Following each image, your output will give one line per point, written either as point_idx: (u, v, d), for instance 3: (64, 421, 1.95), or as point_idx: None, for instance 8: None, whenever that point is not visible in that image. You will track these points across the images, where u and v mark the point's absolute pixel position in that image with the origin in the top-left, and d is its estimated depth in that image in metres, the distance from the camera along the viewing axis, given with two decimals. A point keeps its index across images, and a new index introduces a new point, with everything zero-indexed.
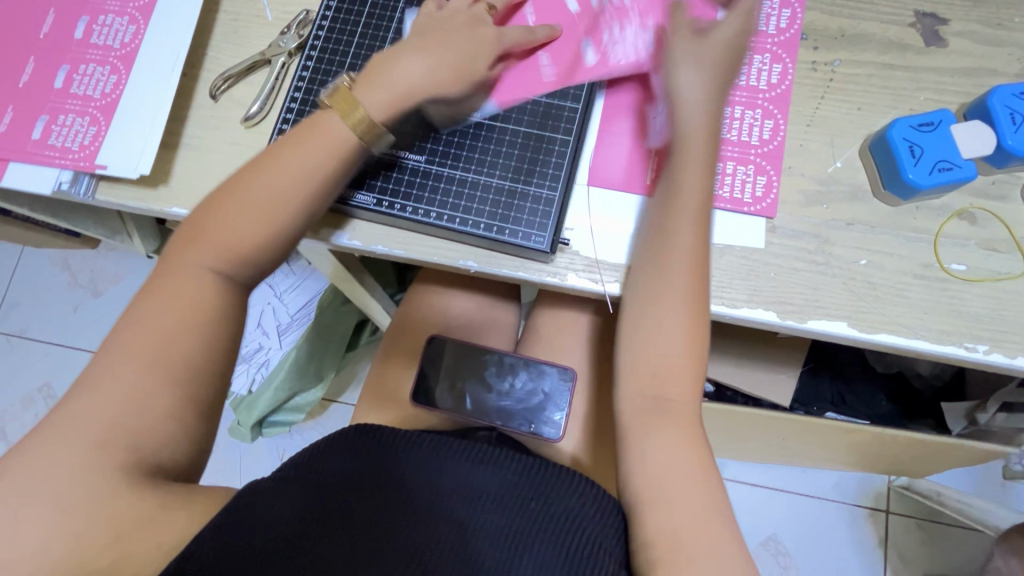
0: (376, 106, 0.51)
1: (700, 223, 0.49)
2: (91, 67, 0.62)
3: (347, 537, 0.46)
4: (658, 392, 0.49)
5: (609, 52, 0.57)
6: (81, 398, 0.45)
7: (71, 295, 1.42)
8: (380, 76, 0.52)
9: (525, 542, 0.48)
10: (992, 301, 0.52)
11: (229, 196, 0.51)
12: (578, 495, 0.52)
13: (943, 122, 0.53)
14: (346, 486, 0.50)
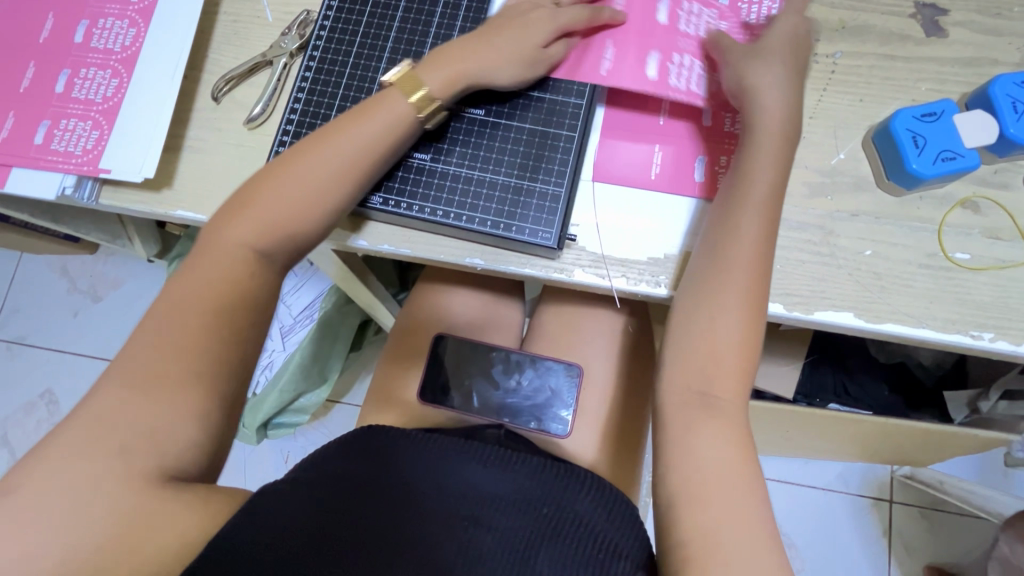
0: (435, 85, 0.54)
1: (764, 221, 0.50)
2: (92, 71, 0.62)
3: (374, 536, 0.46)
4: (697, 385, 0.49)
5: (670, 73, 0.56)
6: (93, 401, 0.45)
7: (71, 301, 1.42)
8: (440, 56, 0.55)
9: (546, 540, 0.49)
10: (996, 289, 0.53)
11: (275, 196, 0.51)
12: (592, 500, 0.55)
13: (946, 112, 0.53)
14: (365, 491, 0.50)
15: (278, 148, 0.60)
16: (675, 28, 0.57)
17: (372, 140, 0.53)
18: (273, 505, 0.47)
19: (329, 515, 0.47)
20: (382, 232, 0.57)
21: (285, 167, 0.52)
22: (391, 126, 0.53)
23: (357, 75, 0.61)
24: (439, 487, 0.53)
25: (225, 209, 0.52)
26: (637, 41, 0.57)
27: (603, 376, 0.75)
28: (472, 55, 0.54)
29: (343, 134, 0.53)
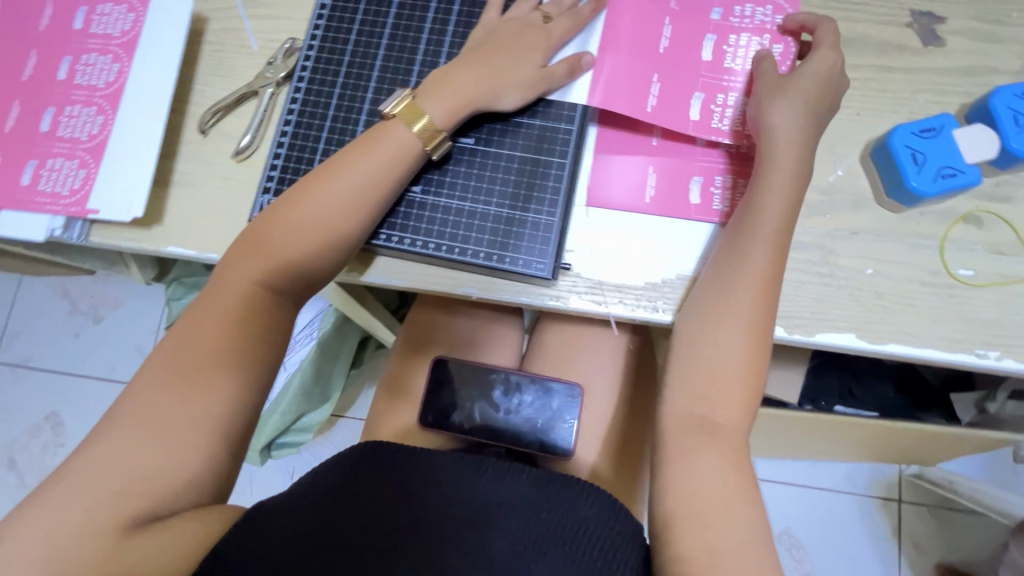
0: (442, 113, 0.53)
1: (772, 244, 0.50)
2: (77, 109, 0.62)
3: (367, 549, 0.45)
4: (701, 409, 0.48)
5: (714, 116, 0.56)
6: (82, 456, 0.43)
7: (72, 323, 1.42)
8: (443, 82, 0.54)
9: (540, 550, 0.47)
10: (1001, 305, 0.52)
11: (286, 233, 0.51)
12: (592, 503, 0.52)
13: (945, 127, 0.52)
14: (361, 500, 0.49)
15: (267, 182, 0.59)
16: (720, 66, 0.57)
17: (382, 174, 0.52)
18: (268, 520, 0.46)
19: (323, 530, 0.46)
20: (381, 266, 0.57)
21: (285, 207, 0.52)
22: (399, 154, 0.53)
23: (344, 105, 0.60)
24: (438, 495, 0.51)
25: (248, 237, 0.51)
26: (681, 81, 0.56)
27: (606, 395, 0.74)
28: (471, 79, 0.54)
29: (353, 164, 0.52)
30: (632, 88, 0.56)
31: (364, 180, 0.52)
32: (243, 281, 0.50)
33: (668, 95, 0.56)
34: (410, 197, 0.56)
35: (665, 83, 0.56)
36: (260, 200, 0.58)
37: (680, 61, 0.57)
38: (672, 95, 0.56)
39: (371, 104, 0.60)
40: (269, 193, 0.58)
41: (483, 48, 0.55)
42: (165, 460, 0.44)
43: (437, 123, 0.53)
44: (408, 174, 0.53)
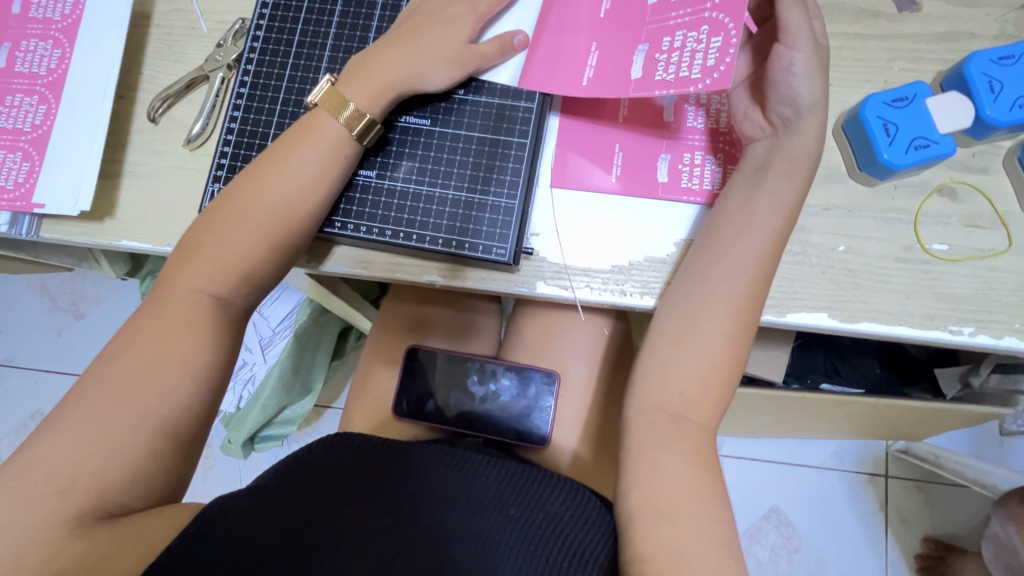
0: (364, 98, 0.51)
1: (747, 228, 0.48)
2: (18, 98, 0.59)
3: (326, 548, 0.43)
4: (670, 401, 0.47)
5: (659, 67, 0.48)
6: (20, 460, 0.41)
7: (53, 320, 1.40)
8: (365, 68, 0.51)
9: (507, 549, 0.45)
10: (977, 280, 0.50)
11: (233, 229, 0.48)
12: (563, 500, 0.50)
13: (917, 96, 0.50)
14: (324, 494, 0.47)
15: (217, 171, 0.56)
16: (666, 9, 0.49)
17: (320, 162, 0.50)
18: (226, 517, 0.43)
19: (284, 527, 0.44)
20: (342, 256, 0.55)
21: (233, 198, 0.49)
22: (330, 141, 0.50)
23: (296, 88, 0.58)
24: (403, 493, 0.49)
25: (198, 230, 0.49)
26: (626, 39, 0.51)
27: (583, 382, 0.72)
28: (394, 61, 0.51)
29: (290, 155, 0.50)
30: (564, 58, 0.53)
31: (306, 170, 0.50)
32: (192, 276, 0.48)
33: (606, 62, 0.51)
34: (365, 183, 0.54)
35: (603, 50, 0.51)
36: (210, 190, 0.56)
37: (623, 20, 0.51)
38: (611, 60, 0.51)
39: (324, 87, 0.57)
40: (219, 182, 0.56)
41: (403, 29, 0.53)
42: (109, 464, 0.42)
43: (360, 108, 0.51)
44: (349, 163, 0.52)
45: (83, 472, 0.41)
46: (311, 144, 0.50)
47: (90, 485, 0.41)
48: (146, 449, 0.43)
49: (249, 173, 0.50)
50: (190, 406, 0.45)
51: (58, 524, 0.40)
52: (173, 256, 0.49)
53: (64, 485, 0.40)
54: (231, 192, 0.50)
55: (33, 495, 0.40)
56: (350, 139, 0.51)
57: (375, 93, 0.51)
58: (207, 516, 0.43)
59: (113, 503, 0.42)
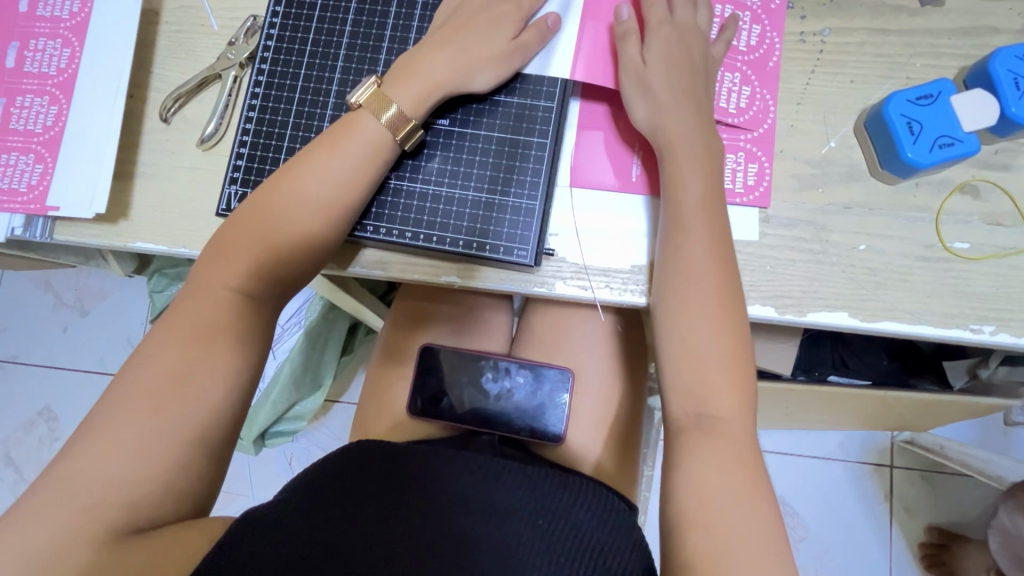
0: (410, 100, 0.51)
1: None
2: (28, 99, 0.58)
3: (359, 558, 0.44)
4: (697, 404, 0.46)
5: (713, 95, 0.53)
6: (52, 467, 0.42)
7: (58, 317, 1.39)
8: (411, 70, 0.51)
9: (536, 557, 0.46)
10: (998, 278, 0.50)
11: (257, 236, 0.49)
12: (586, 508, 0.51)
13: (942, 93, 0.49)
14: (351, 502, 0.48)
15: (234, 172, 0.56)
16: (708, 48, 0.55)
17: (361, 165, 0.50)
18: (259, 530, 0.44)
19: (315, 536, 0.45)
20: (365, 258, 0.55)
21: (263, 203, 0.49)
22: (373, 143, 0.50)
23: (310, 89, 0.57)
24: (432, 500, 0.49)
25: (222, 239, 0.49)
26: None
27: (598, 380, 0.71)
28: (440, 62, 0.51)
29: (333, 158, 0.49)
30: (603, 66, 0.54)
31: (343, 172, 0.49)
32: (216, 282, 0.48)
33: None
34: (396, 186, 0.54)
35: None
36: (227, 192, 0.55)
37: None
38: None
39: (339, 87, 0.57)
40: (236, 183, 0.56)
41: (450, 28, 0.53)
42: (138, 471, 0.42)
43: (404, 110, 0.50)
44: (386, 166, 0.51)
45: (115, 479, 0.41)
46: (351, 146, 0.50)
47: (122, 492, 0.41)
48: (176, 454, 0.43)
49: (281, 175, 0.50)
50: (218, 411, 0.46)
51: (93, 532, 0.40)
52: (198, 263, 0.49)
53: (96, 493, 0.41)
54: (262, 196, 0.49)
55: (66, 503, 0.40)
56: (393, 141, 0.51)
57: (419, 96, 0.51)
58: (236, 527, 0.44)
59: (145, 509, 0.42)
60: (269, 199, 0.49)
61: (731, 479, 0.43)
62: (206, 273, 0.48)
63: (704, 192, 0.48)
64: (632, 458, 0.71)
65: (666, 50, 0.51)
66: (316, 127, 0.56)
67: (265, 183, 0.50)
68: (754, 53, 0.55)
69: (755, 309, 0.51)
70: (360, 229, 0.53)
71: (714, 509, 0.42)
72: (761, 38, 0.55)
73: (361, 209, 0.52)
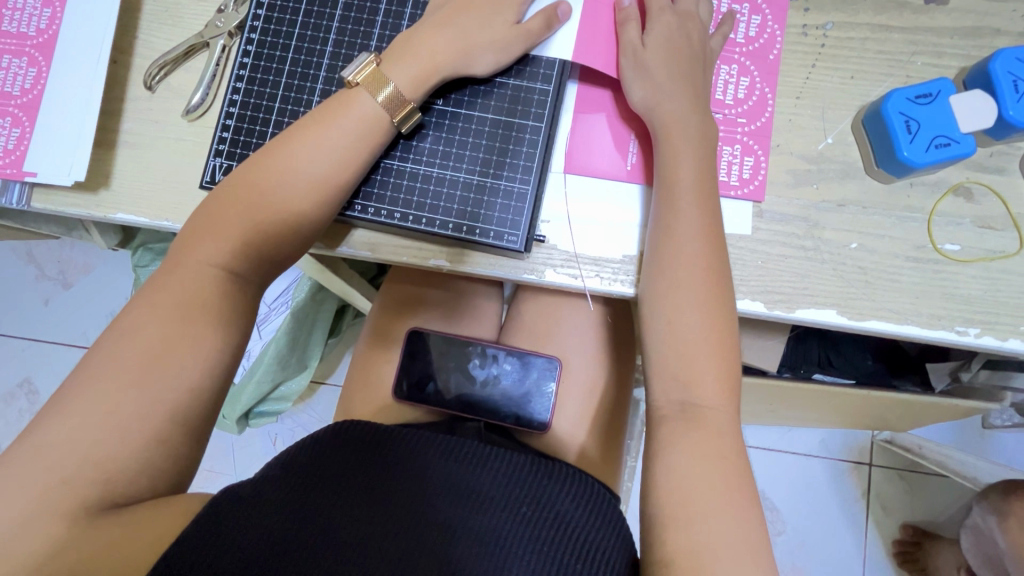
0: (408, 81, 0.49)
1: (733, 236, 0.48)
2: (6, 59, 0.56)
3: (339, 540, 0.43)
4: (682, 399, 0.46)
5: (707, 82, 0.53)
6: (25, 441, 0.41)
7: (40, 289, 1.36)
8: (408, 48, 0.50)
9: (518, 544, 0.46)
10: (985, 282, 0.51)
11: (244, 210, 0.47)
12: (571, 497, 0.51)
13: (942, 93, 0.49)
14: (332, 488, 0.47)
15: (219, 145, 0.54)
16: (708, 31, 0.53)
17: (351, 142, 0.49)
18: (238, 511, 0.43)
19: (295, 524, 0.44)
20: (357, 240, 0.54)
21: (251, 178, 0.48)
22: (366, 119, 0.49)
23: (302, 61, 0.55)
24: (413, 486, 0.49)
25: (206, 214, 0.48)
26: None
27: (585, 370, 0.71)
28: (439, 42, 0.50)
29: (325, 134, 0.48)
30: (602, 49, 0.53)
31: (333, 148, 0.48)
32: (200, 257, 0.47)
33: None
34: (387, 165, 0.53)
35: None
36: (212, 164, 0.54)
37: None
38: None
39: (331, 61, 0.55)
40: (222, 156, 0.54)
41: (449, 8, 0.51)
42: (113, 445, 0.41)
43: (404, 92, 0.49)
44: (378, 147, 0.50)
45: (89, 455, 0.40)
46: (344, 121, 0.48)
47: (97, 466, 0.40)
48: (153, 429, 0.42)
49: (269, 151, 0.49)
50: (197, 389, 0.45)
51: (67, 505, 0.39)
52: (182, 237, 0.48)
53: (69, 468, 0.40)
54: (249, 171, 0.48)
55: (38, 478, 0.39)
56: (388, 121, 0.50)
57: (417, 77, 0.49)
58: (212, 507, 0.43)
59: (119, 486, 0.41)
60: (254, 176, 0.48)
61: (715, 474, 0.43)
62: (188, 247, 0.47)
63: (701, 185, 0.48)
64: (616, 449, 0.71)
65: (667, 37, 0.50)
66: (305, 101, 0.55)
67: (253, 159, 0.49)
68: (757, 41, 0.54)
69: (745, 304, 0.51)
70: (350, 209, 0.52)
71: (696, 499, 0.42)
72: (762, 26, 0.54)
73: (352, 188, 0.51)
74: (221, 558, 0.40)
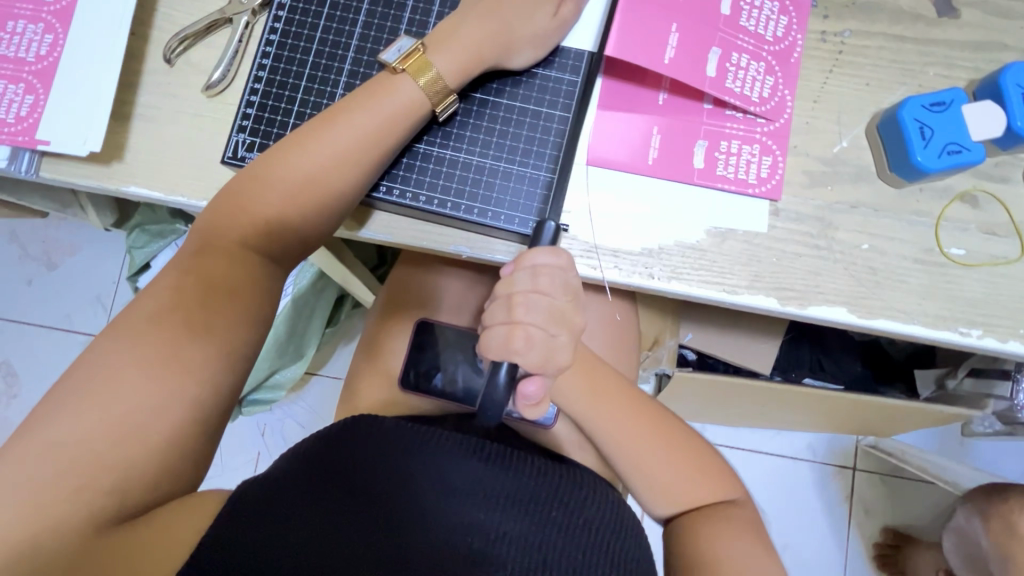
0: (449, 68, 0.50)
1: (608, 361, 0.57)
2: (21, 25, 0.55)
3: (363, 555, 0.41)
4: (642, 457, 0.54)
5: (729, 74, 0.53)
6: (43, 413, 0.40)
7: (23, 269, 1.32)
8: (445, 35, 0.51)
9: (551, 554, 0.44)
10: (988, 285, 0.52)
11: (275, 191, 0.48)
12: (599, 506, 0.50)
13: (954, 102, 0.51)
14: (346, 494, 0.45)
15: (242, 121, 0.54)
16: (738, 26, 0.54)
17: (385, 124, 0.49)
18: (256, 522, 0.41)
19: (307, 532, 0.41)
20: (382, 224, 0.54)
21: (288, 155, 0.48)
22: (405, 104, 0.50)
23: (329, 41, 0.56)
24: (436, 489, 0.46)
25: (234, 194, 0.48)
26: (703, 37, 0.53)
27: None
28: (477, 31, 0.51)
29: (365, 114, 0.49)
30: (628, 42, 0.52)
31: (370, 131, 0.49)
32: (232, 237, 0.47)
33: (685, 46, 0.52)
34: (416, 148, 0.54)
35: (683, 32, 0.53)
36: (234, 140, 0.54)
37: (701, 11, 0.53)
38: (689, 46, 0.53)
39: (360, 43, 0.56)
40: (244, 132, 0.54)
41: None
42: (133, 422, 0.41)
43: (445, 78, 0.50)
44: (410, 131, 0.51)
45: (109, 430, 0.40)
46: (383, 102, 0.49)
47: (119, 441, 0.40)
48: (174, 406, 0.42)
49: (307, 131, 0.49)
50: (218, 366, 0.44)
51: (90, 477, 0.39)
52: (208, 216, 0.48)
53: (92, 441, 0.39)
54: (286, 149, 0.48)
55: (59, 450, 0.39)
56: (426, 105, 0.51)
57: (458, 65, 0.51)
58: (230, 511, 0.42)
59: (139, 461, 0.41)
60: (290, 153, 0.48)
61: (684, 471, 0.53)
62: (215, 227, 0.47)
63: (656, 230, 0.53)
64: None
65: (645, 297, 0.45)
66: (332, 82, 0.55)
67: (289, 137, 0.49)
68: (781, 44, 0.55)
69: (761, 300, 0.52)
70: (380, 191, 0.52)
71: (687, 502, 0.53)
72: (786, 29, 0.55)
73: (381, 168, 0.51)
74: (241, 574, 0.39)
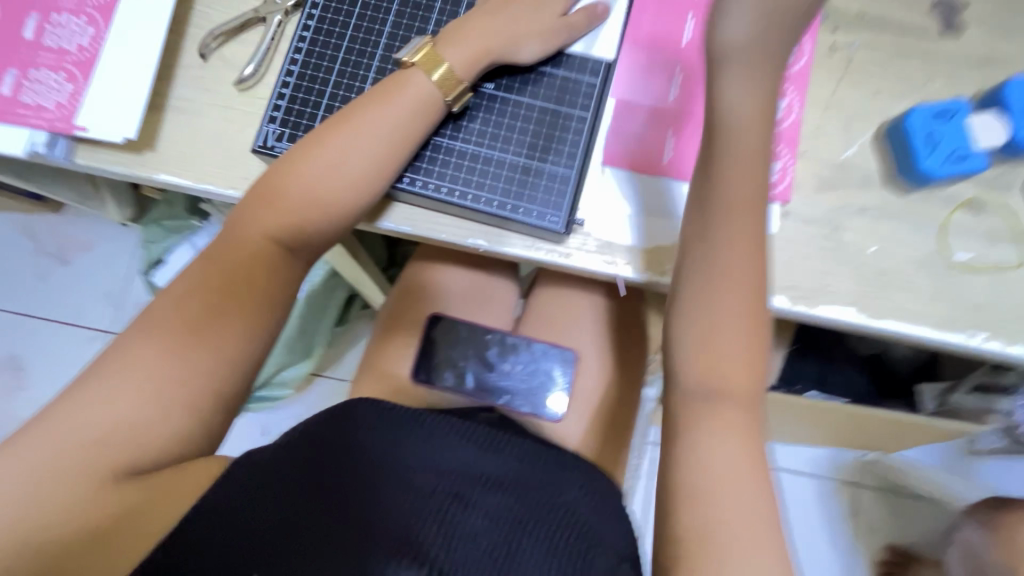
0: (460, 61, 0.52)
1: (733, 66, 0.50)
2: (65, 18, 0.57)
3: (346, 514, 0.43)
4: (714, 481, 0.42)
5: None
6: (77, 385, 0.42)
7: (35, 263, 1.34)
8: (473, 37, 0.53)
9: (531, 524, 0.46)
10: (993, 290, 0.54)
11: (303, 180, 0.49)
12: (583, 489, 0.52)
13: (960, 111, 0.54)
14: (337, 464, 0.47)
15: (273, 112, 0.57)
16: None
17: (408, 120, 0.51)
18: (252, 483, 0.44)
19: (297, 494, 0.44)
20: (404, 216, 0.56)
21: (315, 146, 0.50)
22: (420, 97, 0.52)
23: (359, 40, 0.58)
24: (423, 464, 0.49)
25: (264, 183, 0.49)
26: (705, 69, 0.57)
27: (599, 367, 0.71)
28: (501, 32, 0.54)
29: (388, 107, 0.51)
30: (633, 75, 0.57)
31: (390, 122, 0.51)
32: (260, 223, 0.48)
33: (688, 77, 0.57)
34: (434, 141, 0.55)
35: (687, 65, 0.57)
36: (265, 130, 0.56)
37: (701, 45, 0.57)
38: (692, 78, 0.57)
39: (388, 43, 0.58)
40: (275, 123, 0.56)
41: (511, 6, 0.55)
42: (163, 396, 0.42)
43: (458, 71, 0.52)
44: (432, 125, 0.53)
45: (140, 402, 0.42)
46: (401, 95, 0.51)
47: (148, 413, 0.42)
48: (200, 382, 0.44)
49: (334, 122, 0.51)
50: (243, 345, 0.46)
51: None
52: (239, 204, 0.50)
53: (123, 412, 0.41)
54: (312, 142, 0.50)
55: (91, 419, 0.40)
56: (440, 99, 0.53)
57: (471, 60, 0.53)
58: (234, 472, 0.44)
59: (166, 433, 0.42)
60: (319, 141, 0.50)
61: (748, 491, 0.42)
62: (245, 214, 0.49)
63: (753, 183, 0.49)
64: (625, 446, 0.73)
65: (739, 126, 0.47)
66: (360, 78, 0.57)
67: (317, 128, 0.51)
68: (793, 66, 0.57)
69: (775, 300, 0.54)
70: (404, 183, 0.54)
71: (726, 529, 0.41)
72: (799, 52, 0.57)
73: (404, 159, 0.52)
74: (234, 527, 0.41)
